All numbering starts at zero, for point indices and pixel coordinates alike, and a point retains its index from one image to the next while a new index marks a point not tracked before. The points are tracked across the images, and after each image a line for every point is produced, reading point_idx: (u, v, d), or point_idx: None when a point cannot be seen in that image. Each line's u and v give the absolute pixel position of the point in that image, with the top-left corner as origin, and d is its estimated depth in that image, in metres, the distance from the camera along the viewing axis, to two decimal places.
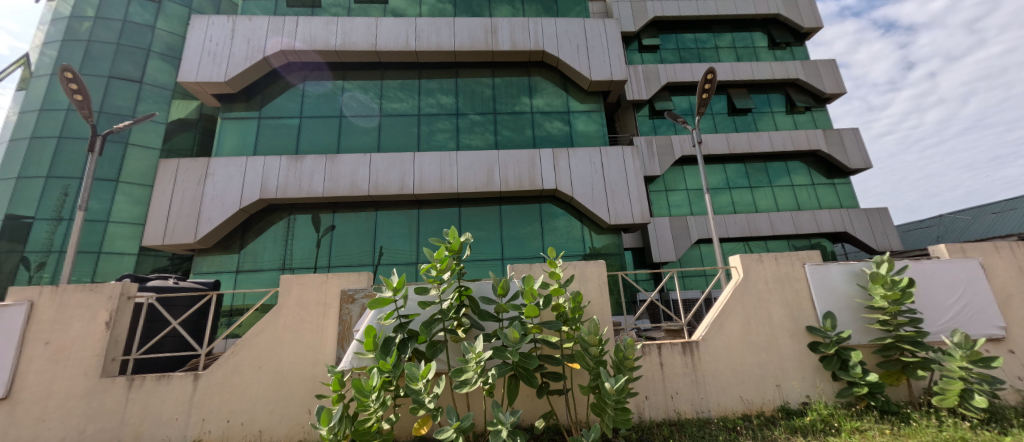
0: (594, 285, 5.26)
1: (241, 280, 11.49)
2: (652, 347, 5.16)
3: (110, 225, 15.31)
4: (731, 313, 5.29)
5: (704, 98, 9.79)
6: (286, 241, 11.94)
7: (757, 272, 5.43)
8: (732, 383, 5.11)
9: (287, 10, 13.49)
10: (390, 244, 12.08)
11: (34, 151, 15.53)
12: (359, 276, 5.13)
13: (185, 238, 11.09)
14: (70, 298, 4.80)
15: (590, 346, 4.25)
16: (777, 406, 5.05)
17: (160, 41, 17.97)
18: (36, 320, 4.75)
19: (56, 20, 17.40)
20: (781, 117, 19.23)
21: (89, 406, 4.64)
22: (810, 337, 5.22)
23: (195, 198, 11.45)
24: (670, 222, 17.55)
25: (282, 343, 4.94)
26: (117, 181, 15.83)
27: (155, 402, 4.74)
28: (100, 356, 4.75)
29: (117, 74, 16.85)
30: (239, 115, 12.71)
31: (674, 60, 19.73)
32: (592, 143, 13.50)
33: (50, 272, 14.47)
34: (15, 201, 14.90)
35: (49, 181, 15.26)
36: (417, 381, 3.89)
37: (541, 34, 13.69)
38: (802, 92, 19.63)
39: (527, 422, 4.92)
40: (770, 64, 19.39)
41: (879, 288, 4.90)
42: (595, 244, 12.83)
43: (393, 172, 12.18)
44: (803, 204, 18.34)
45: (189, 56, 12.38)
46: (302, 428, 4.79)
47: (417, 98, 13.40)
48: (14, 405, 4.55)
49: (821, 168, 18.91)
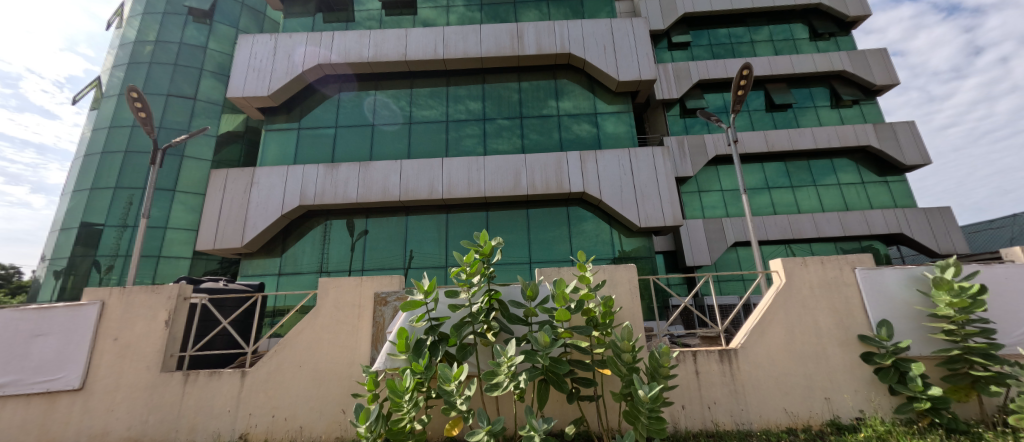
0: (625, 289, 5.18)
1: (283, 282, 12.14)
2: (688, 355, 4.98)
3: (168, 230, 16.60)
4: (773, 320, 5.02)
5: (740, 95, 9.26)
6: (322, 245, 12.51)
7: (801, 277, 5.14)
8: (776, 393, 4.85)
9: (324, 25, 14.21)
10: (420, 248, 12.36)
11: (105, 165, 17.11)
12: (391, 280, 5.29)
13: (232, 242, 11.82)
14: (136, 297, 5.26)
15: (622, 352, 4.17)
16: (826, 421, 4.73)
17: (212, 61, 19.41)
18: (107, 318, 5.23)
19: (124, 45, 19.16)
20: (826, 111, 18.11)
21: (151, 398, 5.04)
22: (862, 346, 4.87)
23: (243, 205, 12.21)
24: (704, 224, 16.94)
25: (320, 343, 5.17)
26: (174, 190, 17.15)
27: (206, 397, 5.08)
28: (160, 352, 5.15)
29: (174, 92, 18.30)
30: (280, 126, 13.48)
31: (707, 56, 19.06)
32: (620, 144, 13.22)
33: (117, 274, 15.84)
34: (89, 210, 16.47)
35: (116, 191, 16.76)
36: (449, 382, 3.95)
37: (568, 37, 13.62)
38: (848, 84, 18.44)
39: (558, 429, 4.92)
40: (812, 56, 18.32)
41: (944, 295, 4.51)
42: (624, 247, 12.53)
43: (423, 176, 12.47)
44: (852, 203, 17.17)
45: (236, 73, 13.25)
46: (340, 426, 4.97)
47: (446, 105, 13.68)
48: (89, 395, 5.02)
49: (871, 166, 17.65)
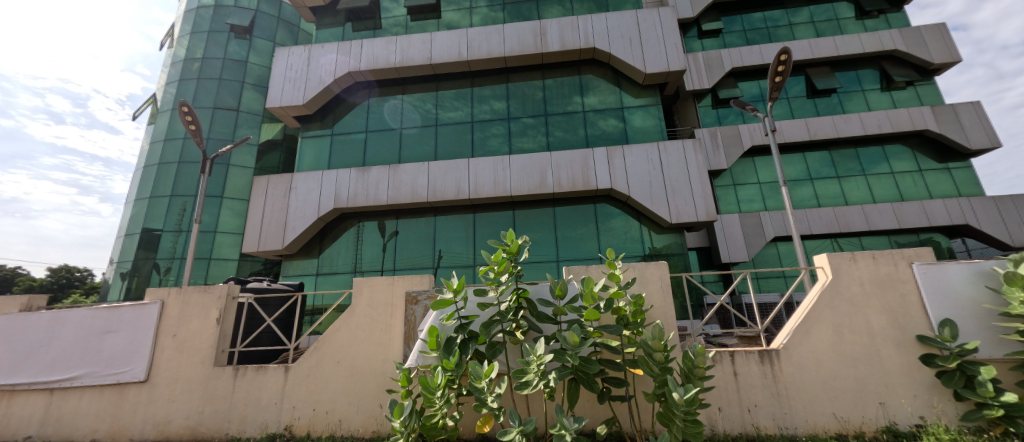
0: (656, 287, 5.05)
1: (321, 282, 12.71)
2: (725, 355, 4.79)
3: (217, 234, 17.77)
4: (819, 319, 4.73)
5: (777, 82, 8.76)
6: (356, 246, 12.99)
7: (850, 273, 4.81)
8: (823, 396, 4.57)
9: (354, 33, 14.72)
10: (448, 247, 12.57)
11: (162, 175, 18.53)
12: (422, 279, 5.42)
13: (275, 245, 12.50)
14: (190, 297, 5.67)
15: (653, 352, 4.07)
16: (881, 427, 4.42)
17: (253, 74, 20.59)
18: (166, 316, 5.67)
19: (175, 63, 20.65)
20: (876, 95, 16.83)
21: (206, 391, 5.42)
22: (922, 348, 4.50)
23: (284, 209, 12.87)
24: (741, 219, 16.18)
25: (355, 341, 5.38)
26: (222, 197, 18.33)
27: (254, 390, 5.40)
28: (213, 348, 5.54)
29: (219, 105, 19.54)
30: (315, 133, 14.11)
31: (741, 43, 18.16)
32: (649, 138, 12.87)
33: (174, 276, 17.14)
34: (149, 217, 17.90)
35: (172, 198, 18.12)
36: (480, 380, 3.99)
37: (591, 31, 13.40)
38: (901, 64, 17.06)
39: (589, 428, 4.88)
40: (858, 36, 17.06)
41: (1017, 292, 4.08)
42: (655, 244, 12.20)
43: (450, 177, 12.66)
44: (907, 193, 15.90)
45: (274, 84, 13.97)
46: (376, 420, 5.16)
47: (471, 106, 13.83)
48: (153, 387, 5.47)
49: (929, 151, 16.27)
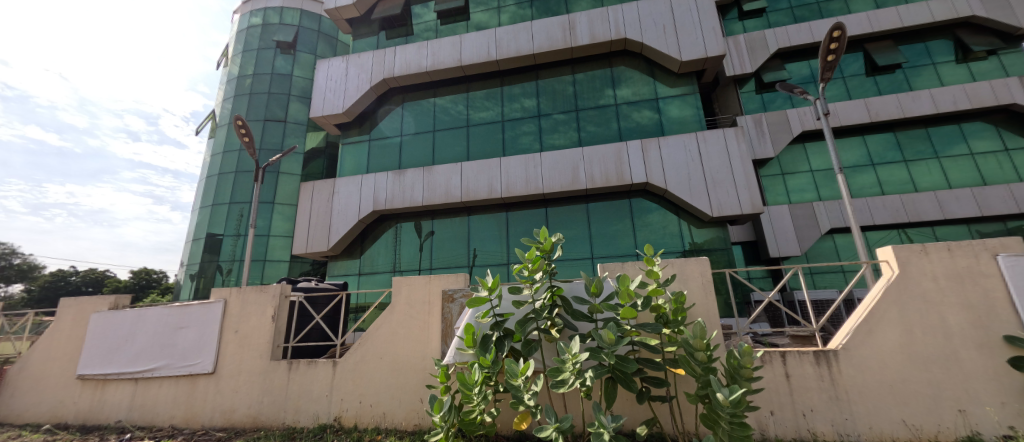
0: (697, 284, 4.83)
1: (363, 281, 13.31)
2: (775, 355, 4.50)
3: (270, 238, 19.07)
4: (884, 317, 4.32)
5: (830, 61, 8.04)
6: (395, 246, 13.47)
7: (921, 268, 4.35)
8: (891, 402, 4.18)
9: (388, 41, 15.23)
10: (482, 246, 12.72)
11: (222, 184, 20.16)
12: (457, 277, 5.53)
13: (322, 246, 13.24)
14: (248, 296, 6.15)
15: (695, 351, 3.91)
16: (962, 437, 3.98)
17: (298, 86, 21.87)
18: (228, 314, 6.17)
19: (230, 80, 22.36)
20: (950, 68, 15.12)
21: (264, 383, 5.85)
22: (1012, 350, 4.00)
23: (329, 212, 13.58)
24: (791, 210, 15.14)
25: (396, 337, 5.59)
26: (274, 202, 19.65)
27: (305, 383, 5.77)
28: (270, 343, 5.97)
29: (269, 117, 20.93)
30: (355, 139, 14.76)
31: (787, 21, 16.87)
32: (687, 129, 12.32)
33: (234, 277, 18.62)
34: (212, 223, 19.54)
35: (231, 205, 19.67)
36: (516, 377, 4.01)
37: (622, 21, 13.02)
38: (981, 32, 15.22)
39: (629, 428, 4.79)
40: (927, 4, 15.33)
41: None
42: (695, 239, 11.66)
43: (482, 177, 12.80)
44: (990, 177, 14.21)
45: (316, 95, 14.76)
46: (417, 414, 5.33)
47: (501, 105, 13.90)
48: (219, 378, 5.99)
49: (1016, 128, 14.53)
